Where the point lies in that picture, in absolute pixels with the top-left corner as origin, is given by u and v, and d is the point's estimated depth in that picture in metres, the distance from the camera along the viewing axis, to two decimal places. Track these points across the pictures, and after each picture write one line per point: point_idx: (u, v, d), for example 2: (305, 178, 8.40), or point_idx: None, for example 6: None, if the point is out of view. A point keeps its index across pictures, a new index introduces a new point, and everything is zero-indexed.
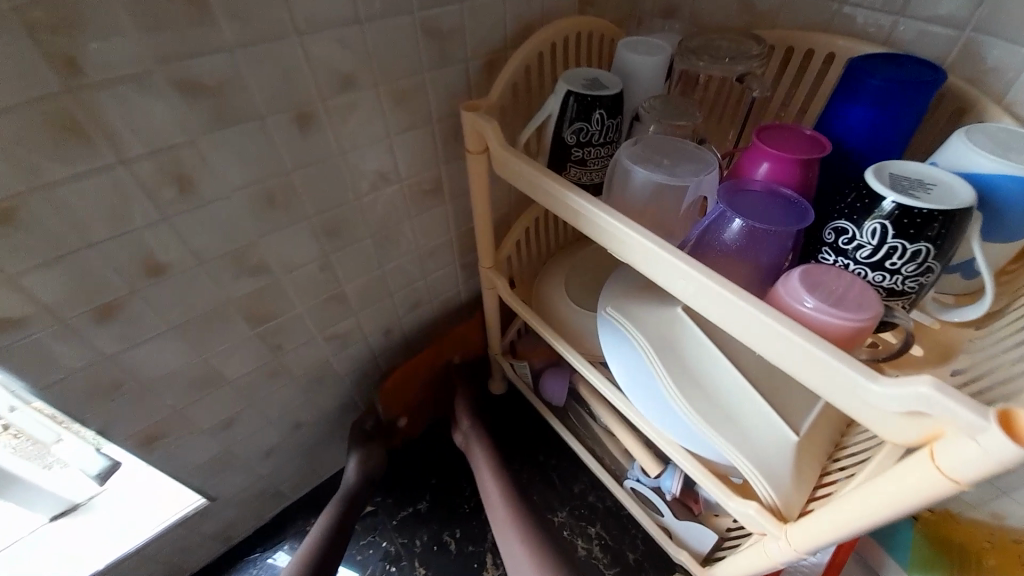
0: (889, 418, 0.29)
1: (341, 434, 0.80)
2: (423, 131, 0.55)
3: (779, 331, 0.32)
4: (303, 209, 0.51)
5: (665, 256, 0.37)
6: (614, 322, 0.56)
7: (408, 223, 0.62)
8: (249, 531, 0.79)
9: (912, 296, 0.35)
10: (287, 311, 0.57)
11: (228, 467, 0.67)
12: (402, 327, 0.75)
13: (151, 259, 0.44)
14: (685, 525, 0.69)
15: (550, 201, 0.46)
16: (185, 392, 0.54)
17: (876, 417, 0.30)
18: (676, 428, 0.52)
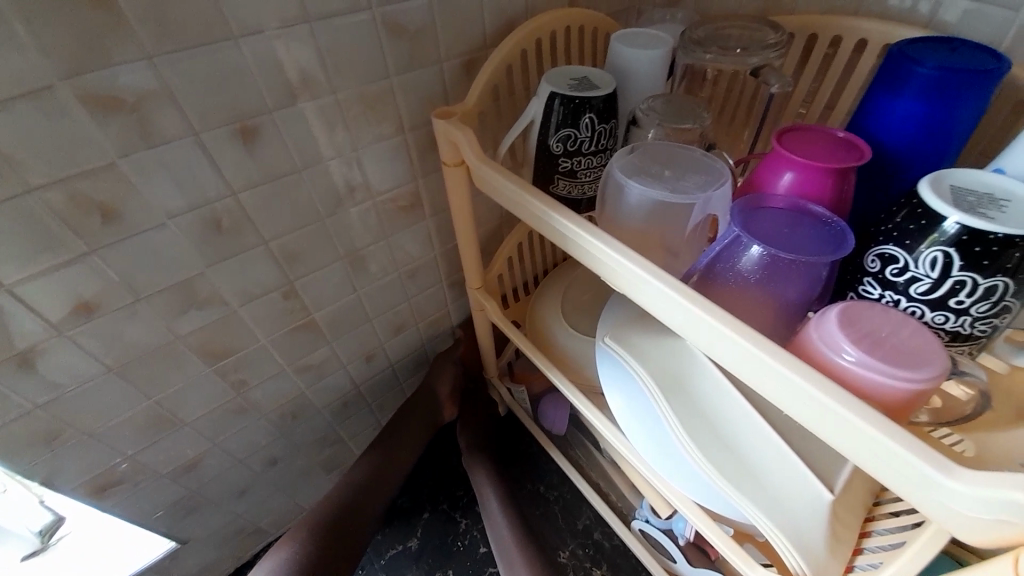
0: (962, 522, 0.22)
1: (325, 465, 0.75)
2: (395, 143, 0.49)
3: (814, 396, 0.25)
4: (257, 234, 0.45)
5: (667, 293, 0.31)
6: (613, 354, 0.48)
7: (384, 243, 0.56)
8: (228, 569, 0.74)
9: (982, 340, 0.28)
10: (249, 344, 0.52)
11: (197, 508, 0.62)
12: (386, 353, 0.69)
13: (79, 298, 0.39)
14: (700, 574, 0.61)
15: (533, 222, 0.39)
16: (136, 436, 0.49)
17: (943, 518, 0.23)
18: (687, 480, 0.45)
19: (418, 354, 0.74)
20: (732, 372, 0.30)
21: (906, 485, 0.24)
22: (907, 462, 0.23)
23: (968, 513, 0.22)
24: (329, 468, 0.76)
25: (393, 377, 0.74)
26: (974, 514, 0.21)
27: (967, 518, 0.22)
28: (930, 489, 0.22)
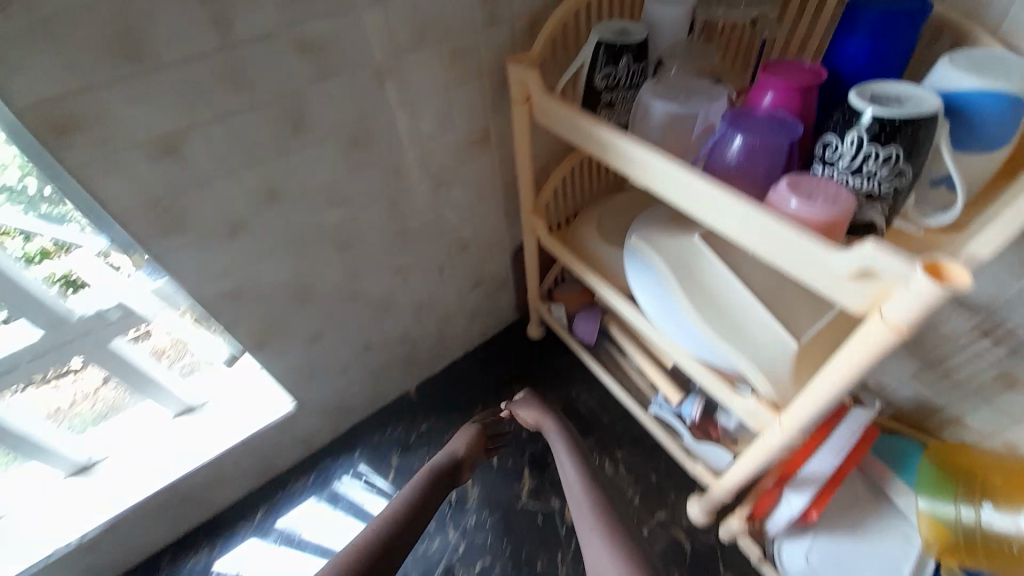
0: (843, 284, 0.36)
1: (401, 362, 0.93)
2: (475, 86, 0.65)
3: (759, 220, 0.39)
4: (377, 152, 0.62)
5: (673, 170, 0.45)
6: (636, 250, 0.64)
7: (460, 170, 0.73)
8: (324, 442, 0.92)
9: (890, 201, 0.41)
10: (362, 241, 0.69)
11: (312, 377, 0.80)
12: (453, 268, 0.86)
13: (268, 186, 0.56)
14: (701, 446, 0.76)
15: (581, 136, 0.55)
16: (286, 303, 0.68)
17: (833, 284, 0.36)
18: (687, 340, 0.59)
19: (476, 273, 0.91)
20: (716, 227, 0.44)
21: (812, 269, 0.37)
22: (811, 251, 0.36)
23: (844, 275, 0.35)
24: (403, 365, 0.94)
25: (456, 291, 0.91)
26: (847, 274, 0.35)
27: (844, 279, 0.35)
28: (824, 265, 0.36)
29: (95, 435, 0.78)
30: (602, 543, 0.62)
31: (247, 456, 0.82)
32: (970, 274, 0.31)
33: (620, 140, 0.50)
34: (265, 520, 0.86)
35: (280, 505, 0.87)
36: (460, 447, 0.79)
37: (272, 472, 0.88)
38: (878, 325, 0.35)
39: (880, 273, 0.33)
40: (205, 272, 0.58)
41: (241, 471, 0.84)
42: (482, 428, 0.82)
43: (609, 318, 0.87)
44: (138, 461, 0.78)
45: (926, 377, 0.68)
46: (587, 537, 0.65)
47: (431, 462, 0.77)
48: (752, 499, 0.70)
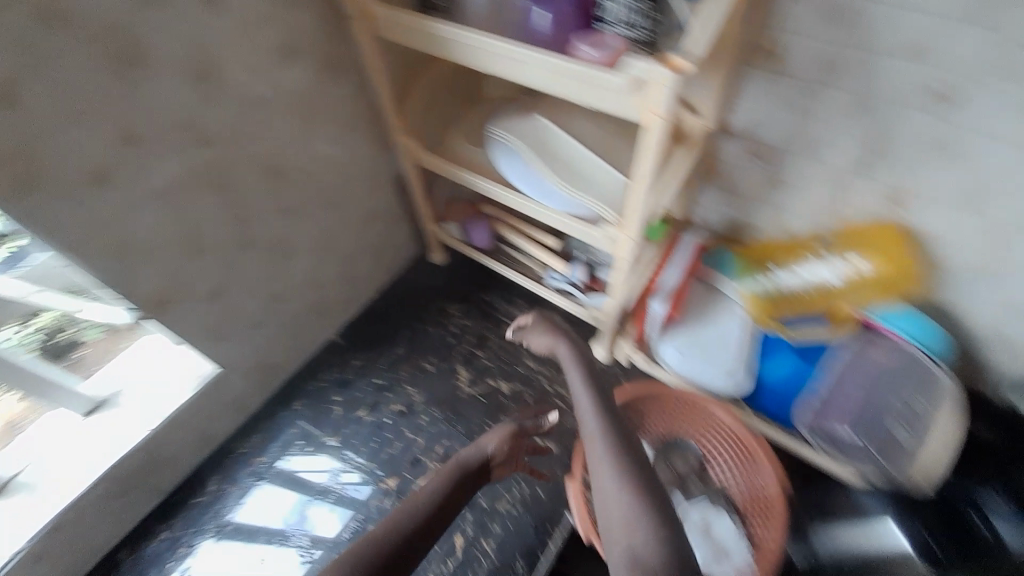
0: (626, 100, 0.50)
1: (316, 307, 0.96)
2: (311, 10, 0.68)
3: (563, 65, 0.51)
4: (231, 85, 0.63)
5: (491, 45, 0.55)
6: (496, 139, 0.75)
7: (320, 100, 0.75)
8: (261, 402, 0.95)
9: (649, 42, 0.55)
10: (241, 182, 0.71)
11: (227, 334, 0.81)
12: (343, 203, 0.90)
13: (124, 132, 0.56)
14: (594, 298, 0.93)
15: (417, 38, 0.61)
16: (177, 256, 0.68)
17: (620, 102, 0.50)
18: (551, 199, 0.72)
19: (367, 205, 0.95)
20: (537, 85, 0.56)
21: (607, 95, 0.51)
22: (602, 79, 0.50)
23: (625, 88, 0.49)
24: (320, 310, 0.97)
25: (352, 227, 0.94)
26: (627, 87, 0.49)
27: (626, 94, 0.50)
28: (611, 87, 0.50)
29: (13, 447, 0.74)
30: (620, 481, 0.56)
31: (182, 430, 0.82)
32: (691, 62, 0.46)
33: (452, 34, 0.57)
34: (223, 486, 0.88)
35: (233, 469, 0.90)
36: (495, 443, 0.71)
37: (216, 441, 0.90)
38: (654, 120, 0.50)
39: (645, 78, 0.47)
40: (79, 233, 0.57)
41: (179, 447, 0.83)
42: (516, 431, 0.73)
43: (495, 220, 0.99)
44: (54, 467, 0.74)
45: (731, 200, 0.89)
46: (595, 476, 0.59)
47: (460, 456, 0.69)
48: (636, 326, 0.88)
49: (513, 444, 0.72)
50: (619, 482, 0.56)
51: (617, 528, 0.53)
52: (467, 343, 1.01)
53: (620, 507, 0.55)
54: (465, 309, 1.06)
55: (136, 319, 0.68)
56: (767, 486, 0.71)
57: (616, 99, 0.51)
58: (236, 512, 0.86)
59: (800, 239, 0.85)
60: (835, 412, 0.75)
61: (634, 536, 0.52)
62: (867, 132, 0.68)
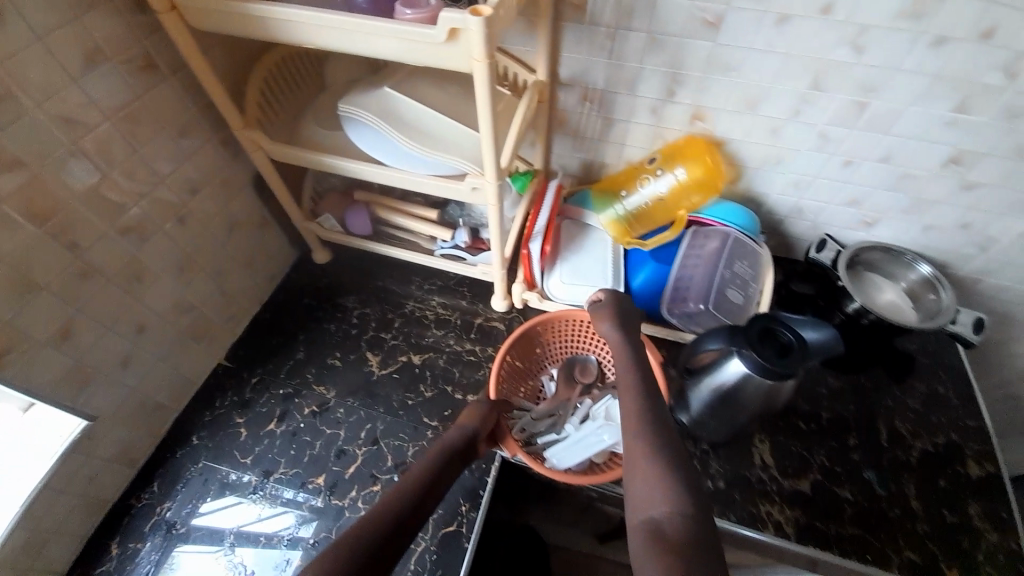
0: (449, 52, 0.55)
1: (193, 333, 0.89)
2: (108, 8, 0.63)
3: (385, 27, 0.55)
4: (30, 99, 0.57)
5: (314, 18, 0.57)
6: (349, 117, 0.76)
7: (143, 105, 0.70)
8: (151, 449, 0.86)
9: (467, 1, 0.60)
10: (66, 206, 0.63)
11: (90, 380, 0.73)
12: (197, 215, 0.84)
13: None
14: (482, 256, 0.99)
15: (239, 21, 0.61)
16: (2, 301, 0.59)
17: (445, 55, 0.56)
18: (415, 165, 0.76)
19: (226, 214, 0.90)
20: (369, 52, 0.59)
21: (433, 49, 0.56)
22: (422, 34, 0.54)
23: (444, 38, 0.54)
24: (198, 335, 0.90)
25: (215, 241, 0.89)
26: (445, 37, 0.53)
27: (447, 46, 0.55)
28: (432, 40, 0.54)
29: None
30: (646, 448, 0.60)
31: (57, 502, 0.72)
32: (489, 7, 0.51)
33: (271, 11, 0.58)
34: (128, 547, 0.79)
35: (135, 526, 0.81)
36: (473, 419, 0.74)
37: (104, 506, 0.80)
38: (478, 65, 0.55)
39: (457, 26, 0.52)
40: None
41: (60, 521, 0.73)
42: (494, 403, 0.78)
43: (374, 206, 1.01)
44: None
45: (577, 145, 1.00)
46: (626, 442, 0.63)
47: (450, 436, 0.71)
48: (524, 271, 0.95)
49: (495, 418, 0.76)
50: (644, 439, 0.61)
51: (640, 497, 0.56)
52: (370, 331, 1.01)
53: (645, 471, 0.59)
54: (360, 299, 1.05)
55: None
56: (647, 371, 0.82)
57: (441, 52, 0.56)
58: (151, 569, 0.78)
59: (634, 165, 0.99)
60: (688, 291, 0.92)
61: (653, 501, 0.55)
62: (662, 64, 0.82)
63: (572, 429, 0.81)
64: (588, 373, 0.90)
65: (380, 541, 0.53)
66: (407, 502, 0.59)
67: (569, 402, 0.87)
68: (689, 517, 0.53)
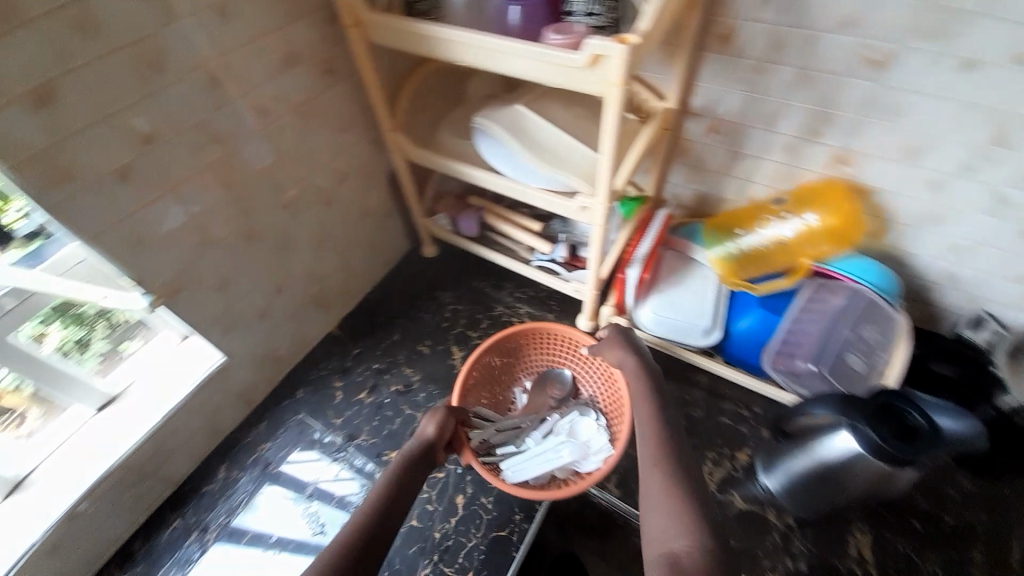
0: (587, 77, 0.58)
1: (316, 300, 1.02)
2: (308, 21, 0.76)
3: (534, 51, 0.59)
4: (239, 88, 0.71)
5: (471, 39, 0.64)
6: (481, 128, 0.82)
7: (318, 102, 0.83)
8: (266, 393, 0.99)
9: (609, 27, 0.63)
10: (247, 178, 0.77)
11: (234, 324, 0.87)
12: (338, 199, 0.96)
13: (147, 131, 0.63)
14: (576, 274, 1.00)
15: (409, 39, 0.70)
16: (190, 247, 0.73)
17: (582, 80, 0.58)
18: (531, 178, 0.80)
19: (361, 202, 1.02)
20: (512, 73, 0.64)
21: (573, 74, 0.59)
22: (566, 59, 0.57)
23: (585, 64, 0.56)
24: (319, 303, 1.03)
25: (347, 223, 1.01)
26: (586, 63, 0.56)
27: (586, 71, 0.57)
28: (575, 64, 0.57)
29: (35, 449, 0.78)
30: (661, 479, 0.62)
31: (191, 419, 0.87)
32: (637, 38, 0.53)
33: (437, 31, 0.66)
34: (233, 472, 0.92)
35: (241, 456, 0.94)
36: (433, 427, 0.75)
37: (222, 431, 0.94)
38: (613, 90, 0.57)
39: (601, 54, 0.55)
40: (105, 224, 0.62)
41: (189, 435, 0.88)
42: (452, 410, 0.79)
43: (484, 212, 1.07)
44: (65, 460, 0.78)
45: (696, 176, 0.98)
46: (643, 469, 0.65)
47: (409, 448, 0.73)
48: (615, 295, 0.94)
49: (452, 424, 0.78)
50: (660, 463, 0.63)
51: (656, 531, 0.57)
52: (460, 327, 1.07)
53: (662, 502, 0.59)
54: (456, 295, 1.12)
55: (153, 306, 0.71)
56: (619, 394, 0.86)
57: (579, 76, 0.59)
58: (246, 497, 0.90)
59: (756, 206, 0.93)
60: (797, 348, 0.84)
61: (668, 536, 0.56)
62: (807, 101, 0.78)
63: (533, 443, 0.83)
64: (559, 386, 0.91)
65: (349, 564, 0.57)
66: (377, 515, 0.64)
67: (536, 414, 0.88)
68: (706, 554, 0.53)
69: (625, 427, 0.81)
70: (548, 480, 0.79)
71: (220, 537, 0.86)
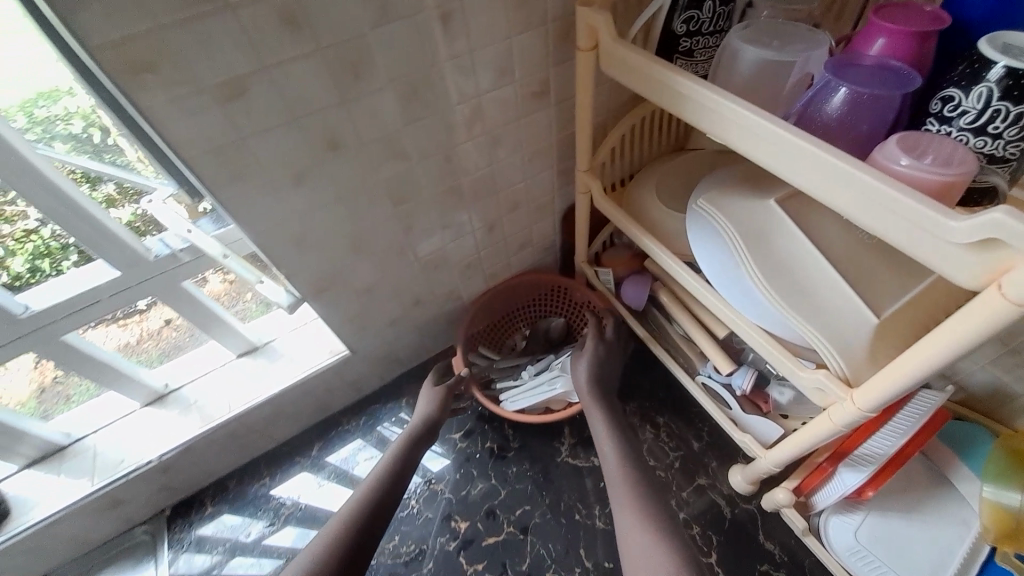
0: (951, 258, 0.33)
1: (448, 317, 0.95)
2: (538, 32, 0.61)
3: (863, 180, 0.36)
4: (437, 102, 0.61)
5: (756, 121, 0.41)
6: (702, 215, 0.61)
7: (520, 124, 0.70)
8: (375, 388, 0.98)
9: (1014, 163, 0.37)
10: (417, 195, 0.70)
11: (364, 326, 0.84)
12: (503, 227, 0.85)
13: (332, 136, 0.57)
14: (750, 417, 0.75)
15: (657, 89, 0.50)
16: (343, 253, 0.70)
17: (938, 256, 0.34)
18: (749, 307, 0.57)
19: (525, 233, 0.89)
20: (800, 189, 0.41)
21: (920, 239, 0.34)
22: (925, 218, 0.33)
23: (961, 242, 0.32)
24: (450, 321, 0.96)
25: (503, 252, 0.90)
26: (967, 241, 0.31)
27: (957, 249, 0.33)
28: (939, 232, 0.33)
29: (184, 365, 0.88)
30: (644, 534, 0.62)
31: (305, 395, 0.89)
32: None
33: (714, 99, 0.44)
34: (325, 461, 0.93)
35: (333, 441, 0.95)
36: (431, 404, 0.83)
37: (328, 410, 0.96)
38: (995, 303, 0.32)
39: (1009, 242, 0.30)
40: (271, 220, 0.60)
41: (300, 407, 0.91)
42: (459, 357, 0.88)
43: (659, 286, 0.84)
44: (204, 390, 0.87)
45: (1007, 364, 0.62)
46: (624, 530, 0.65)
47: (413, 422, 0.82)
48: (802, 474, 0.71)
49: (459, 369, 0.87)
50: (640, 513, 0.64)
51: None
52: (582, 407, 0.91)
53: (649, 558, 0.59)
54: None
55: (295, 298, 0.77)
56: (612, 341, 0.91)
57: (934, 248, 0.34)
58: (329, 476, 0.91)
59: None
60: None
61: None
62: None
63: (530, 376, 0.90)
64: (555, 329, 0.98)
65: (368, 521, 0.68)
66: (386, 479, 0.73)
67: (530, 356, 0.95)
68: None
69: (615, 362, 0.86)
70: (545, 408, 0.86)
71: (286, 523, 0.87)
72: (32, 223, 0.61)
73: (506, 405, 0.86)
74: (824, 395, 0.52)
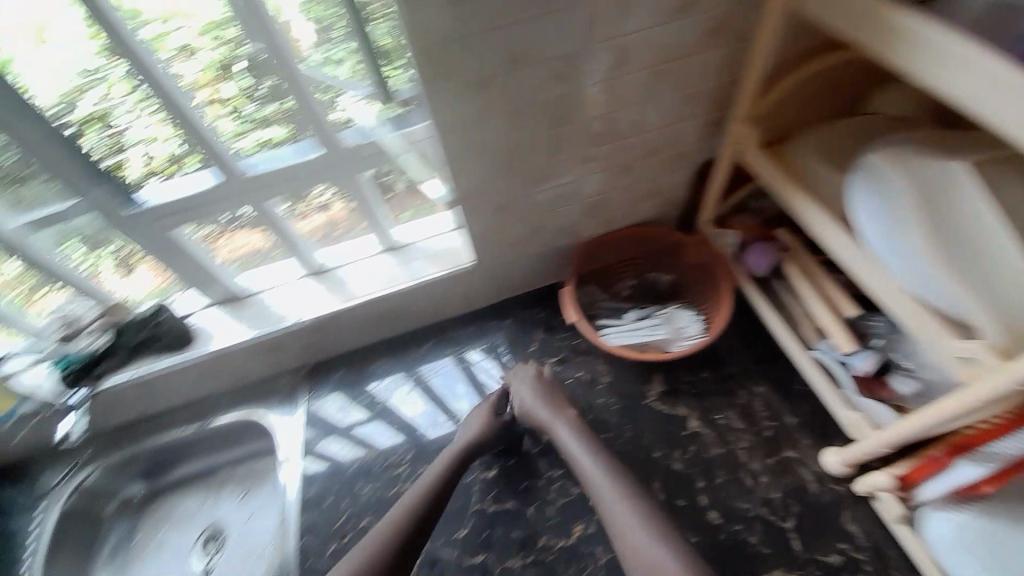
0: None
1: (561, 254, 1.01)
2: None
3: None
4: (616, 27, 0.64)
5: (983, 63, 0.42)
6: (869, 171, 0.59)
7: (680, 63, 0.72)
8: (482, 306, 1.08)
9: None
10: (571, 121, 0.75)
11: (490, 242, 0.92)
12: (636, 171, 0.88)
13: (519, 47, 0.63)
14: (864, 398, 0.74)
15: (865, 28, 0.51)
16: (494, 166, 0.78)
17: None
18: (903, 272, 0.56)
19: (654, 182, 0.91)
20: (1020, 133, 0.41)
21: None
22: None
23: None
24: (561, 257, 1.02)
25: (629, 198, 0.93)
26: None
27: None
28: None
29: (343, 251, 1.02)
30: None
31: (427, 296, 1.01)
32: None
33: (945, 38, 0.44)
34: (419, 374, 1.05)
35: (438, 345, 1.07)
36: (473, 431, 0.87)
37: (439, 316, 1.07)
38: None
39: None
40: (449, 121, 0.69)
41: (421, 306, 1.03)
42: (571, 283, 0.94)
43: (788, 256, 0.83)
44: (353, 274, 1.02)
45: None
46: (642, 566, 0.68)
47: (454, 447, 0.86)
48: (911, 465, 0.69)
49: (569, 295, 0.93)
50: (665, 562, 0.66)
51: None
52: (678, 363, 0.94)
53: None
54: None
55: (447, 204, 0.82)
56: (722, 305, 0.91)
57: None
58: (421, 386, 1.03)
59: None
60: None
61: None
62: None
63: (632, 319, 0.94)
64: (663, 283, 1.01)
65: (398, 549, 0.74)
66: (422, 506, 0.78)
67: (634, 304, 0.99)
68: None
69: (722, 322, 0.87)
70: (643, 349, 0.90)
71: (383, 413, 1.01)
72: (224, 120, 0.74)
73: (607, 334, 0.92)
74: (975, 366, 0.51)
